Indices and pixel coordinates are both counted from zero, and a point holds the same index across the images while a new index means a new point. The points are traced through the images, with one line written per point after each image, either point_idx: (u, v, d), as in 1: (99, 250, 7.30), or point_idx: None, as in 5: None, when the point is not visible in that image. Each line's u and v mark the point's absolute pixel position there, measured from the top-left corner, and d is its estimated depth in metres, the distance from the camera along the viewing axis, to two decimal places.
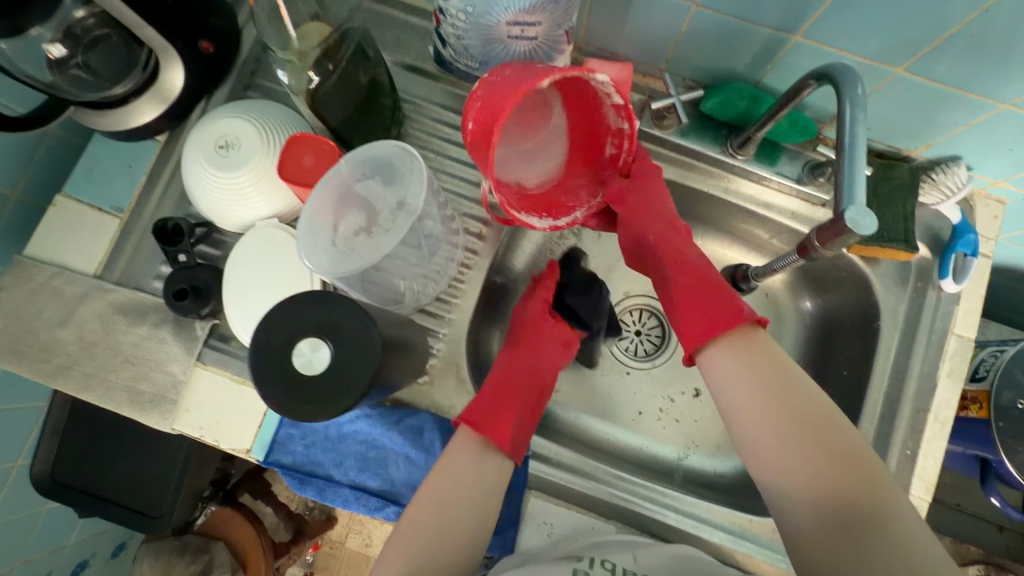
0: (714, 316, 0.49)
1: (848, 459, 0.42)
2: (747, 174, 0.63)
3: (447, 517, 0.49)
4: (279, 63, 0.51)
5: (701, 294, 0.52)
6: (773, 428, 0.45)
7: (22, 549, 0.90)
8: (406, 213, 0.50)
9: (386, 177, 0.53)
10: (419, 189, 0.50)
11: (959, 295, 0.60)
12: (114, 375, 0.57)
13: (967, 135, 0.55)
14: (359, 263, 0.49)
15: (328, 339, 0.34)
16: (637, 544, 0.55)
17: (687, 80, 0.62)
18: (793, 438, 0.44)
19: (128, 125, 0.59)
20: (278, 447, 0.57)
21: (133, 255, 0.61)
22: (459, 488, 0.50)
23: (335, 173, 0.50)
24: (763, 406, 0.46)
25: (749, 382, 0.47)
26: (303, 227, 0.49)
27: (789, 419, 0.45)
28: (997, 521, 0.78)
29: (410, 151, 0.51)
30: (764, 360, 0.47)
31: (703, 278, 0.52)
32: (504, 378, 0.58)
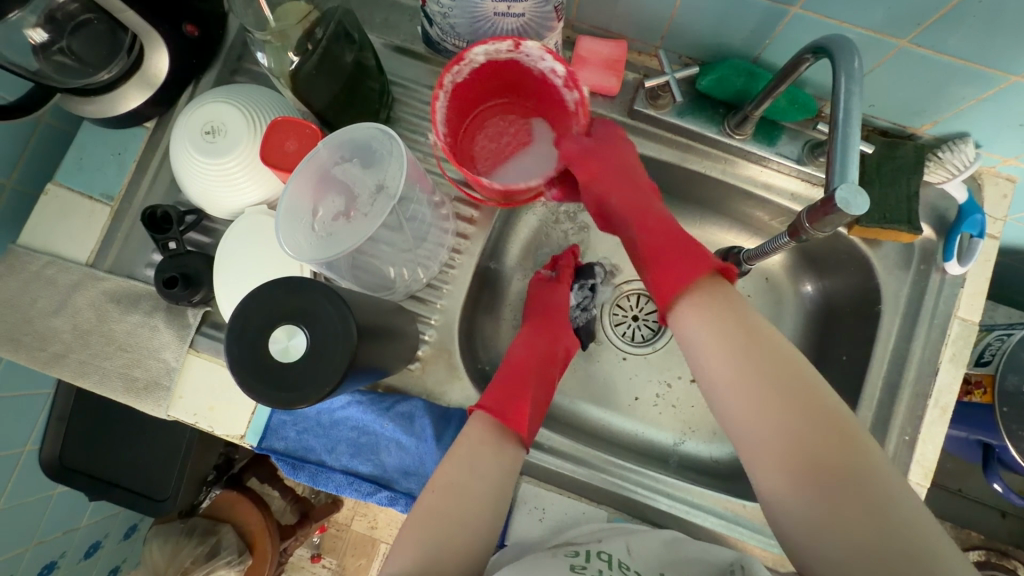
0: (679, 266, 0.46)
1: (821, 409, 0.38)
2: (746, 155, 0.61)
3: (444, 517, 0.46)
4: (258, 45, 0.51)
5: (667, 254, 0.48)
6: (739, 383, 0.41)
7: (34, 531, 0.93)
8: (386, 196, 0.49)
9: (365, 160, 0.52)
10: (397, 172, 0.49)
11: (963, 278, 0.59)
12: (109, 362, 0.58)
13: (976, 111, 0.53)
14: (340, 246, 0.48)
15: (303, 324, 0.33)
16: (625, 530, 0.55)
17: (683, 57, 0.60)
18: (762, 393, 0.40)
19: (119, 110, 0.58)
20: (271, 432, 0.57)
21: (124, 243, 0.61)
22: (458, 493, 0.48)
23: (312, 157, 0.49)
24: (732, 357, 0.42)
25: (714, 334, 0.43)
26: (282, 212, 0.48)
27: (762, 374, 0.40)
28: (1001, 507, 0.76)
29: (389, 134, 0.49)
30: (729, 310, 0.43)
31: (672, 237, 0.49)
32: (504, 373, 0.57)
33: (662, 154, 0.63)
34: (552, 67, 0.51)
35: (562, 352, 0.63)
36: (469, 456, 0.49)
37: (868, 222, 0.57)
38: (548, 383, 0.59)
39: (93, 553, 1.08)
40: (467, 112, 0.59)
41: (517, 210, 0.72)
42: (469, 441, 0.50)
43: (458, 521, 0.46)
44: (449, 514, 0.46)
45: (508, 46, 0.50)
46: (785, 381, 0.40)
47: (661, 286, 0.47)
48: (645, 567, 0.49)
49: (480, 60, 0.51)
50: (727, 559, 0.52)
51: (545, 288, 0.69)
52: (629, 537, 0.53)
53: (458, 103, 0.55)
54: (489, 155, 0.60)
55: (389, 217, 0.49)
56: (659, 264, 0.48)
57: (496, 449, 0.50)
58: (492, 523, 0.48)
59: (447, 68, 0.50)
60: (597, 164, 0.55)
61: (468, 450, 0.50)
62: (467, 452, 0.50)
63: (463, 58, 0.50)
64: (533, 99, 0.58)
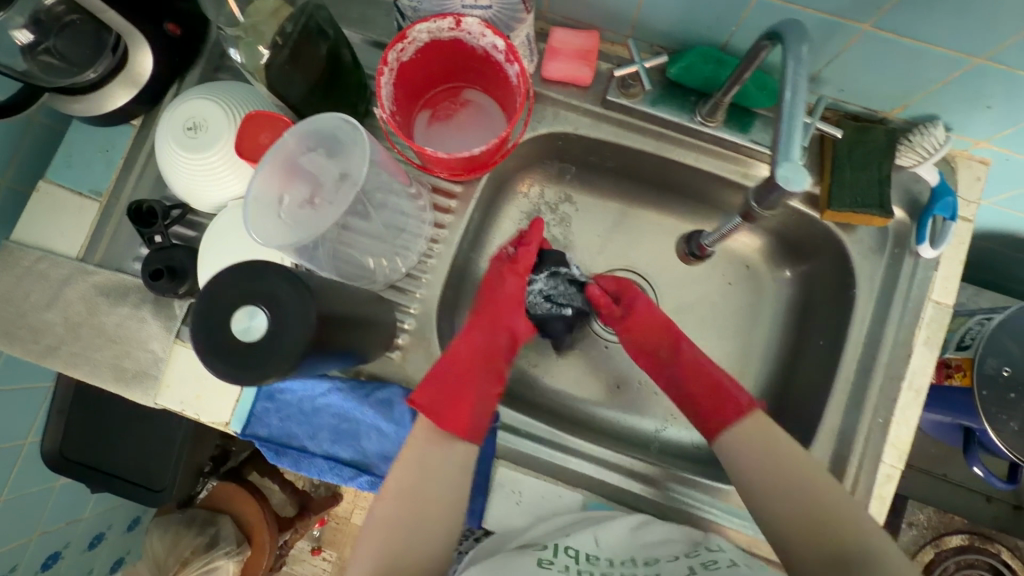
0: (724, 404, 0.58)
1: (832, 503, 0.49)
2: (719, 142, 0.62)
3: (399, 520, 0.51)
4: (230, 41, 0.52)
5: (706, 394, 0.60)
6: (766, 481, 0.52)
7: (37, 522, 0.95)
8: (350, 184, 0.51)
9: (330, 148, 0.53)
10: (361, 160, 0.51)
11: (937, 261, 0.59)
12: (99, 353, 0.60)
13: (943, 93, 0.53)
14: (306, 233, 0.49)
15: (265, 306, 0.34)
16: (598, 521, 0.56)
17: (655, 46, 0.61)
18: (786, 493, 0.51)
19: (109, 108, 0.60)
20: (255, 420, 0.59)
21: (113, 238, 0.63)
22: (421, 500, 0.52)
23: (280, 145, 0.50)
24: (760, 463, 0.53)
25: (747, 444, 0.55)
26: (249, 200, 0.49)
27: (784, 480, 0.52)
28: (986, 492, 0.76)
29: (354, 124, 0.51)
30: (760, 431, 0.55)
31: (711, 380, 0.60)
32: (459, 363, 0.58)
33: (637, 142, 0.64)
34: (493, 43, 0.53)
35: (507, 339, 0.65)
36: (422, 456, 0.53)
37: (839, 207, 0.58)
38: (501, 368, 0.62)
39: (97, 544, 1.11)
40: (414, 95, 0.60)
41: (498, 201, 0.73)
42: (422, 441, 0.54)
43: (414, 519, 0.52)
44: (403, 515, 0.51)
45: (449, 24, 0.52)
46: (803, 478, 0.51)
47: (705, 416, 0.59)
48: (614, 552, 0.52)
49: (423, 39, 0.53)
50: (711, 542, 0.53)
51: (496, 271, 0.68)
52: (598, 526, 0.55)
53: (404, 84, 0.57)
54: (438, 133, 0.62)
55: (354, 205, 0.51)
56: (708, 400, 0.59)
57: (449, 446, 0.54)
58: (450, 516, 0.53)
59: (391, 46, 0.52)
60: (637, 321, 0.66)
61: (422, 454, 0.53)
62: (417, 459, 0.53)
63: (405, 36, 0.52)
64: (474, 77, 0.60)
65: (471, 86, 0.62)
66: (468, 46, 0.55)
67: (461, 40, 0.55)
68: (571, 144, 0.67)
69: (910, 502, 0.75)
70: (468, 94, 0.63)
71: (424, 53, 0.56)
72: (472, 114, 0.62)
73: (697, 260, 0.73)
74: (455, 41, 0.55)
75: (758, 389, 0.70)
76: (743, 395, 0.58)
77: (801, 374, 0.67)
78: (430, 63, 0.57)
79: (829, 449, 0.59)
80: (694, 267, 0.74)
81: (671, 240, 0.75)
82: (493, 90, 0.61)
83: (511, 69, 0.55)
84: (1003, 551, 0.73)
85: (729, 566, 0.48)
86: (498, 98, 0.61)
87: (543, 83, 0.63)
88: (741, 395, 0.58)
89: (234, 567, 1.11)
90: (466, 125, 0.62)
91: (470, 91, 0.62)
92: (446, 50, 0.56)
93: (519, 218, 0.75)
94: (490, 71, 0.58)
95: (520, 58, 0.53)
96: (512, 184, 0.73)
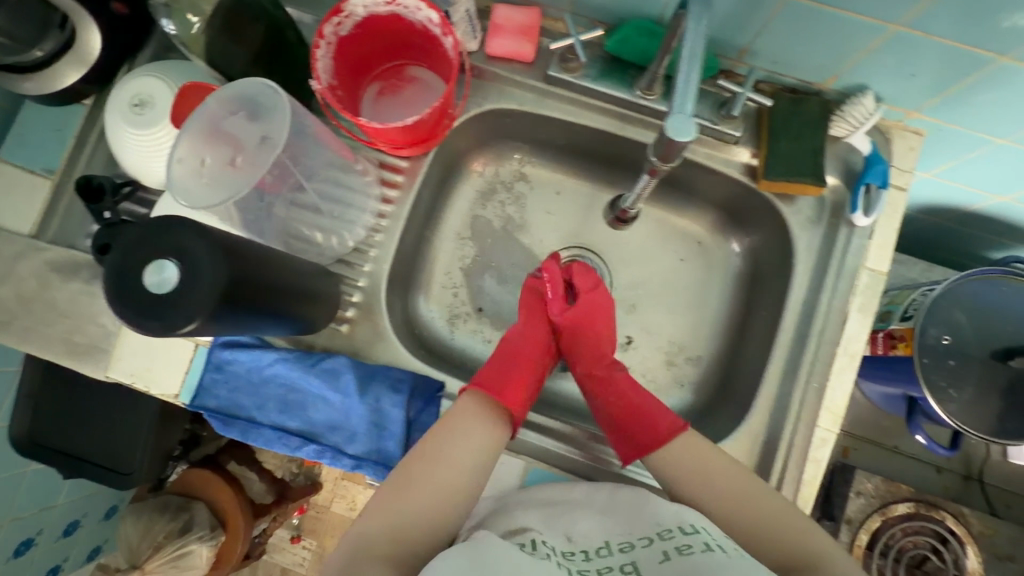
0: (642, 430, 0.57)
1: (771, 505, 0.50)
2: (660, 116, 0.63)
3: (401, 483, 0.48)
4: (163, 12, 0.53)
5: (624, 417, 0.59)
6: (718, 505, 0.51)
7: (9, 507, 0.95)
8: (270, 147, 0.53)
9: (251, 111, 0.54)
10: (281, 125, 0.53)
11: (872, 230, 0.60)
12: (51, 328, 0.60)
13: (868, 62, 0.54)
14: (225, 193, 0.51)
15: (173, 259, 0.35)
16: (567, 510, 0.53)
17: (595, 22, 0.62)
18: (729, 495, 0.51)
19: (59, 86, 0.61)
20: (204, 391, 0.60)
21: (66, 215, 0.64)
22: (447, 468, 0.50)
23: (203, 109, 0.50)
24: (705, 477, 0.52)
25: (696, 465, 0.53)
26: (173, 160, 0.50)
27: (724, 485, 0.51)
28: (936, 463, 0.77)
29: (273, 89, 0.52)
30: (695, 445, 0.54)
31: (631, 403, 0.59)
32: (499, 359, 0.61)
33: (581, 116, 0.66)
34: (428, 17, 0.54)
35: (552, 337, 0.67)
36: (461, 426, 0.52)
37: (775, 177, 0.59)
38: (542, 370, 0.64)
39: (73, 532, 1.12)
40: (358, 71, 0.61)
41: (452, 179, 0.74)
42: (464, 413, 0.53)
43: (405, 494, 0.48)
44: (404, 483, 0.48)
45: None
46: (741, 481, 0.51)
47: (621, 441, 0.58)
48: (588, 542, 0.49)
49: (360, 14, 0.55)
50: (686, 520, 0.48)
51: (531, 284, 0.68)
52: (569, 522, 0.52)
53: (344, 59, 0.58)
54: (382, 108, 0.63)
55: (275, 167, 0.53)
56: (624, 425, 0.58)
57: (490, 423, 0.54)
58: (457, 492, 0.49)
59: (327, 19, 0.53)
60: (575, 330, 0.65)
61: (454, 424, 0.52)
62: (457, 421, 0.53)
63: (341, 10, 0.53)
64: (417, 54, 0.62)
65: (416, 63, 0.63)
66: (405, 20, 0.56)
67: (399, 15, 0.56)
68: (519, 121, 0.69)
69: (856, 470, 0.73)
70: (413, 72, 0.64)
71: (363, 28, 0.57)
72: (417, 90, 0.64)
73: (626, 224, 0.74)
74: (392, 15, 0.56)
75: (708, 361, 0.72)
76: (664, 420, 0.56)
77: (747, 345, 0.68)
78: (371, 38, 0.58)
79: (767, 413, 0.61)
80: (647, 243, 0.75)
81: (602, 209, 0.76)
82: (435, 66, 0.62)
83: (447, 43, 0.56)
84: (948, 518, 0.71)
85: (703, 550, 0.44)
86: (440, 75, 0.63)
87: (487, 60, 0.64)
88: (662, 421, 0.56)
89: (208, 553, 1.11)
90: (410, 101, 0.63)
91: (415, 68, 0.64)
92: (384, 24, 0.57)
93: (475, 196, 0.76)
94: (430, 47, 0.59)
95: (454, 31, 0.54)
96: (465, 162, 0.74)
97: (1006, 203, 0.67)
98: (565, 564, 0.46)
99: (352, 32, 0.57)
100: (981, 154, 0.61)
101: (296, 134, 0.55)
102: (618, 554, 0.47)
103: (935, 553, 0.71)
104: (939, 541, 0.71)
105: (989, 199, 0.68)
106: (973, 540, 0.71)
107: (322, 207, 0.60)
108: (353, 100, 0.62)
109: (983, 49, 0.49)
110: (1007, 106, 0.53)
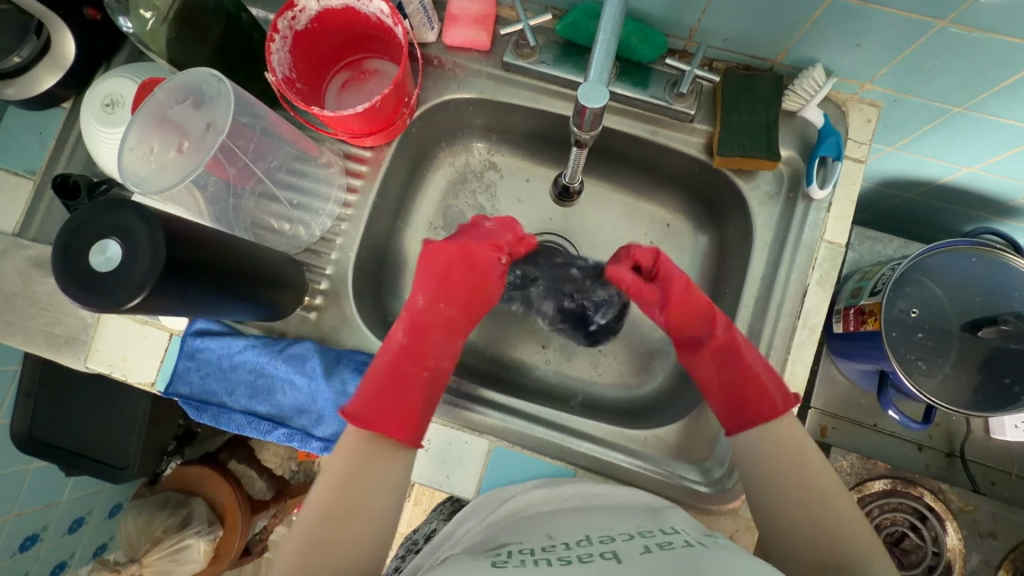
0: (756, 404, 0.55)
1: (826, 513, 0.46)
2: (618, 97, 0.64)
3: (340, 516, 0.44)
4: (120, 11, 0.56)
5: (741, 390, 0.56)
6: (777, 504, 0.48)
7: (14, 502, 0.97)
8: (214, 133, 0.54)
9: (198, 101, 0.56)
10: (225, 113, 0.54)
11: (830, 203, 0.60)
12: (33, 321, 0.63)
13: (813, 34, 0.54)
14: (172, 179, 0.52)
15: (115, 239, 0.37)
16: (544, 518, 0.51)
17: (550, 9, 0.63)
18: (791, 496, 0.48)
19: (39, 90, 0.64)
20: (177, 378, 0.62)
21: (47, 214, 0.66)
22: (367, 489, 0.46)
23: (151, 100, 0.52)
24: (773, 469, 0.50)
25: (776, 468, 0.50)
26: (124, 150, 0.52)
27: (792, 484, 0.48)
28: (917, 440, 0.74)
29: (216, 77, 0.53)
30: (788, 432, 0.52)
31: (744, 377, 0.56)
32: (387, 365, 0.54)
33: (540, 101, 0.67)
34: (379, 8, 0.56)
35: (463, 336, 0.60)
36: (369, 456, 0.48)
37: (729, 153, 0.60)
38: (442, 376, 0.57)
39: (77, 528, 1.14)
40: (319, 65, 0.64)
41: (421, 170, 0.75)
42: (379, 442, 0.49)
43: (347, 531, 0.44)
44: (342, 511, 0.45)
45: None
46: (804, 479, 0.48)
47: (727, 409, 0.57)
48: (568, 537, 0.46)
49: (314, 8, 0.57)
50: (668, 524, 0.47)
51: (475, 240, 0.62)
52: (549, 526, 0.49)
53: (303, 52, 0.60)
54: (341, 101, 0.66)
55: (226, 157, 0.55)
56: (733, 397, 0.56)
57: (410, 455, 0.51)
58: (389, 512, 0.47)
59: (280, 13, 0.55)
60: (681, 304, 0.60)
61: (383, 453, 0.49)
62: (368, 469, 0.47)
63: (294, 4, 0.55)
64: (377, 47, 0.64)
65: (376, 56, 0.65)
66: (359, 11, 0.58)
67: (353, 8, 0.58)
68: (483, 108, 0.70)
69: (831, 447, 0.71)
70: (373, 64, 0.66)
71: (318, 21, 0.58)
72: (376, 82, 0.66)
73: (572, 202, 0.74)
74: (346, 8, 0.58)
75: None
76: (778, 397, 0.54)
77: None
78: (327, 31, 0.60)
79: None
80: (616, 227, 0.75)
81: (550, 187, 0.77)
82: (394, 57, 0.64)
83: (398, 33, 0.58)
84: (926, 494, 0.70)
85: (685, 545, 0.42)
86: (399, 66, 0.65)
87: (447, 50, 0.66)
88: (777, 396, 0.55)
89: (205, 547, 1.13)
90: (370, 91, 0.65)
91: (376, 60, 0.66)
92: (339, 16, 0.59)
93: (447, 186, 0.77)
94: (387, 37, 0.61)
95: (403, 21, 0.56)
96: (434, 152, 0.76)
97: (974, 173, 0.66)
98: (541, 559, 0.41)
99: (308, 25, 0.59)
100: (937, 125, 0.61)
101: (246, 123, 0.57)
102: (597, 545, 0.43)
103: (914, 530, 0.70)
104: (917, 519, 0.70)
105: (957, 171, 0.67)
106: (952, 517, 0.70)
107: (278, 194, 0.62)
108: (316, 93, 0.65)
109: (920, 15, 0.48)
110: (956, 72, 0.53)
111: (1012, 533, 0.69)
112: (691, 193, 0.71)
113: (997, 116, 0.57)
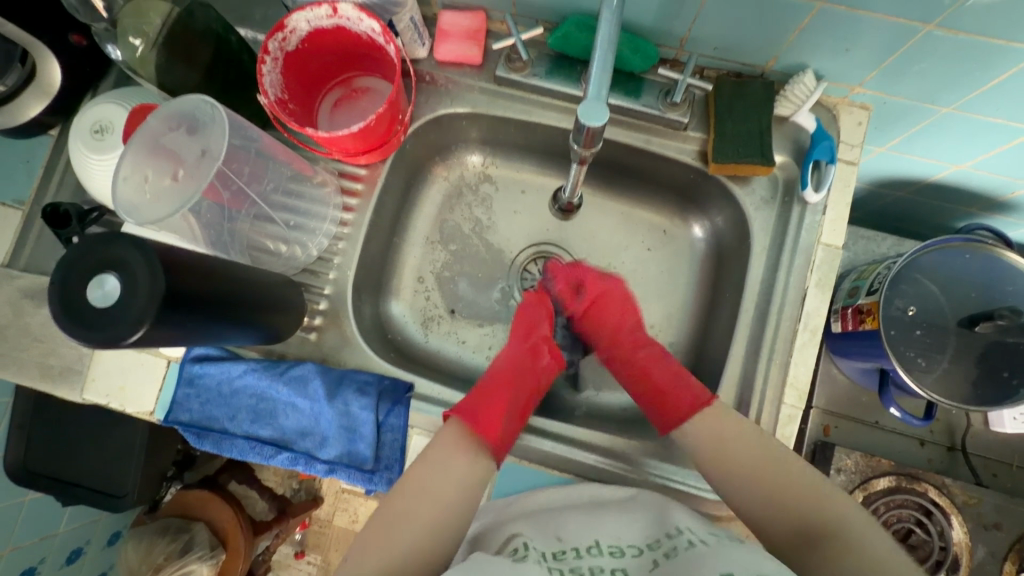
0: (675, 394, 0.58)
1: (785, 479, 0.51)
2: (612, 107, 0.64)
3: (395, 521, 0.48)
4: (108, 38, 0.55)
5: (662, 395, 0.59)
6: (748, 484, 0.52)
7: (10, 535, 0.95)
8: (210, 159, 0.54)
9: (191, 126, 0.55)
10: (220, 137, 0.53)
11: (825, 205, 0.61)
12: (26, 352, 0.62)
13: (803, 40, 0.55)
14: (168, 208, 0.52)
15: (113, 273, 0.37)
16: (555, 518, 0.53)
17: (540, 22, 0.64)
18: (756, 475, 0.52)
19: (21, 119, 0.62)
20: (177, 406, 0.61)
21: (37, 243, 0.65)
22: (431, 500, 0.50)
23: (142, 128, 0.51)
24: (733, 459, 0.53)
25: (724, 455, 0.54)
26: (117, 180, 0.51)
27: (752, 465, 0.52)
28: (918, 436, 0.74)
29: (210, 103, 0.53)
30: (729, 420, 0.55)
31: (650, 382, 0.61)
32: (487, 385, 0.59)
33: (534, 114, 0.67)
34: (370, 26, 0.56)
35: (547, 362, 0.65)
36: (440, 461, 0.52)
37: (724, 160, 0.61)
38: (525, 399, 0.61)
39: (76, 559, 1.12)
40: (310, 84, 0.63)
41: (417, 185, 0.75)
42: (445, 443, 0.54)
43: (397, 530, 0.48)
44: (392, 522, 0.48)
45: (326, 11, 0.55)
46: (756, 459, 0.52)
47: (656, 410, 0.60)
48: (578, 541, 0.47)
49: (305, 29, 0.56)
50: (672, 524, 0.48)
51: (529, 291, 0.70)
52: (559, 527, 0.51)
53: (294, 72, 0.60)
54: (335, 120, 0.65)
55: (221, 181, 0.54)
56: (655, 396, 0.60)
57: (470, 458, 0.53)
58: (457, 506, 0.51)
59: (271, 35, 0.54)
60: (594, 307, 0.68)
61: (443, 453, 0.53)
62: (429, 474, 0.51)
63: (284, 26, 0.54)
64: (370, 65, 0.64)
65: (369, 73, 0.65)
66: (351, 30, 0.58)
67: (344, 28, 0.57)
68: (476, 122, 0.70)
69: (835, 446, 0.71)
70: (366, 82, 0.66)
71: (309, 40, 0.58)
72: (370, 100, 0.65)
73: (573, 214, 0.75)
74: (337, 27, 0.57)
75: (679, 348, 0.72)
76: (689, 396, 0.57)
77: (714, 328, 0.69)
78: (319, 50, 0.60)
79: (733, 393, 0.61)
80: (614, 235, 0.75)
81: (546, 199, 0.77)
82: (387, 74, 0.64)
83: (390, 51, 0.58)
84: (931, 489, 0.70)
85: (688, 547, 0.43)
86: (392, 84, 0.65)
87: (439, 66, 0.66)
88: (689, 391, 0.58)
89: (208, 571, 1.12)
90: (363, 109, 0.65)
91: (369, 78, 0.66)
92: (331, 35, 0.58)
93: (443, 200, 0.77)
94: (379, 55, 0.61)
95: (395, 39, 0.56)
96: (428, 167, 0.75)
97: (963, 171, 0.67)
98: (554, 566, 0.43)
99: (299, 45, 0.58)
100: (926, 126, 0.62)
101: (239, 146, 0.56)
102: (608, 556, 0.45)
103: (919, 525, 0.70)
104: (923, 514, 0.70)
105: (946, 169, 0.68)
106: (956, 510, 0.70)
107: (274, 215, 0.61)
108: (309, 112, 0.64)
109: (908, 20, 0.49)
110: (943, 75, 0.54)
111: (1016, 524, 0.70)
112: (686, 199, 0.72)
113: (983, 116, 0.58)
